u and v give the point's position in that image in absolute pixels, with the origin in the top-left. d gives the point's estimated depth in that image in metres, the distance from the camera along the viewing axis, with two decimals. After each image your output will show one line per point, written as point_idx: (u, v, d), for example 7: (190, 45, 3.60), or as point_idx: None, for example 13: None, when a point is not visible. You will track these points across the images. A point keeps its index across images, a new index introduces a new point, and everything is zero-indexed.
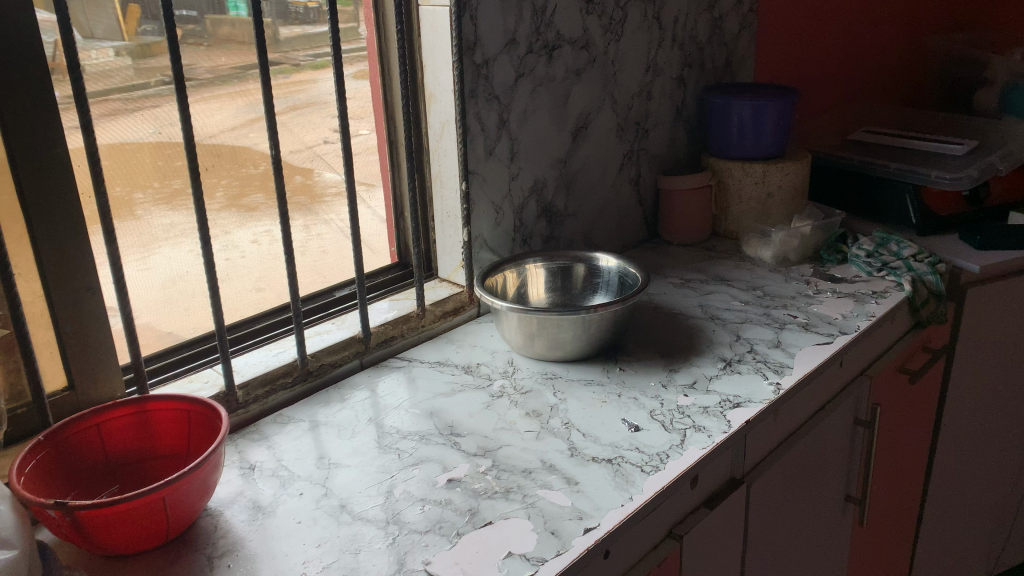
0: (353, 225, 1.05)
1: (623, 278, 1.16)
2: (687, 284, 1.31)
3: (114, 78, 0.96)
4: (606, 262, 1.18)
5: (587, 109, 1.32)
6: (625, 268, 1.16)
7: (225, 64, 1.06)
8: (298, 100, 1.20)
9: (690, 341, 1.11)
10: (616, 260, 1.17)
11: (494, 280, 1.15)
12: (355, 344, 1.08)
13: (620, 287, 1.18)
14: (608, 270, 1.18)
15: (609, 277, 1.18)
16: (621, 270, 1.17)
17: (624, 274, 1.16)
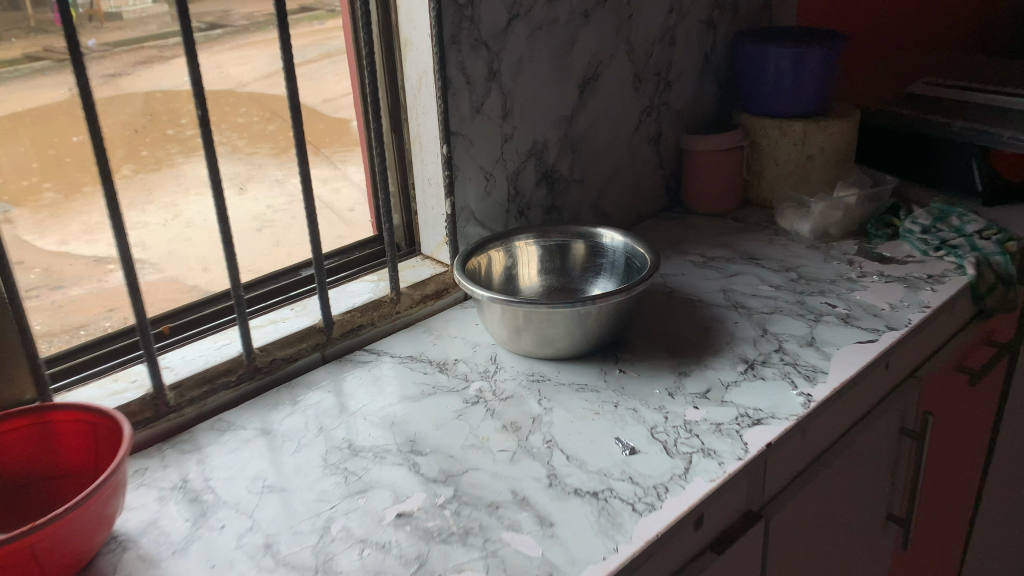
0: (306, 198, 0.89)
1: (630, 262, 0.99)
2: (709, 264, 1.13)
3: (151, 24, 0.91)
4: (611, 239, 1.01)
5: (597, 57, 1.13)
6: (631, 245, 0.98)
7: (260, 10, 0.96)
8: (332, 48, 1.04)
9: (706, 338, 0.94)
10: (623, 237, 1.00)
11: (479, 263, 0.99)
12: (315, 334, 0.94)
13: (626, 270, 1.01)
14: (614, 249, 1.01)
15: (616, 263, 1.02)
16: (627, 248, 0.99)
17: (631, 257, 0.99)
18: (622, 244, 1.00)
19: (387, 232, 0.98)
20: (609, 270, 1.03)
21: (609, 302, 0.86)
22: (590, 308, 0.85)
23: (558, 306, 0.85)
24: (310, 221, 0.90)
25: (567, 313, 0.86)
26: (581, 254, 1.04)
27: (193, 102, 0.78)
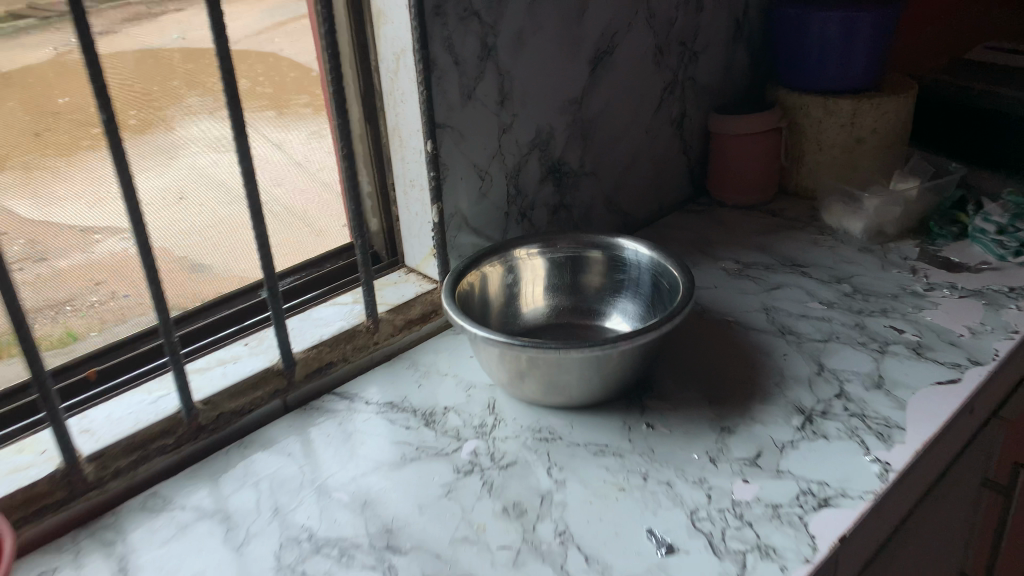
0: (254, 214, 0.71)
1: (656, 281, 0.82)
2: (745, 274, 0.96)
3: None
4: (633, 250, 0.83)
5: (612, 26, 0.94)
6: (657, 259, 0.81)
7: None
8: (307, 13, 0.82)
9: (749, 377, 0.78)
10: (648, 250, 0.82)
11: (476, 282, 0.81)
12: (275, 377, 0.77)
13: (650, 290, 0.83)
14: (635, 263, 0.84)
15: (638, 280, 0.84)
16: (651, 263, 0.82)
17: (657, 275, 0.81)
18: (647, 258, 0.82)
19: (360, 248, 0.81)
20: (629, 287, 0.85)
21: (637, 342, 0.69)
22: (612, 351, 0.68)
23: (574, 349, 0.68)
24: (261, 242, 0.73)
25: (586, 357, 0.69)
26: (597, 266, 0.86)
27: (95, 102, 0.59)
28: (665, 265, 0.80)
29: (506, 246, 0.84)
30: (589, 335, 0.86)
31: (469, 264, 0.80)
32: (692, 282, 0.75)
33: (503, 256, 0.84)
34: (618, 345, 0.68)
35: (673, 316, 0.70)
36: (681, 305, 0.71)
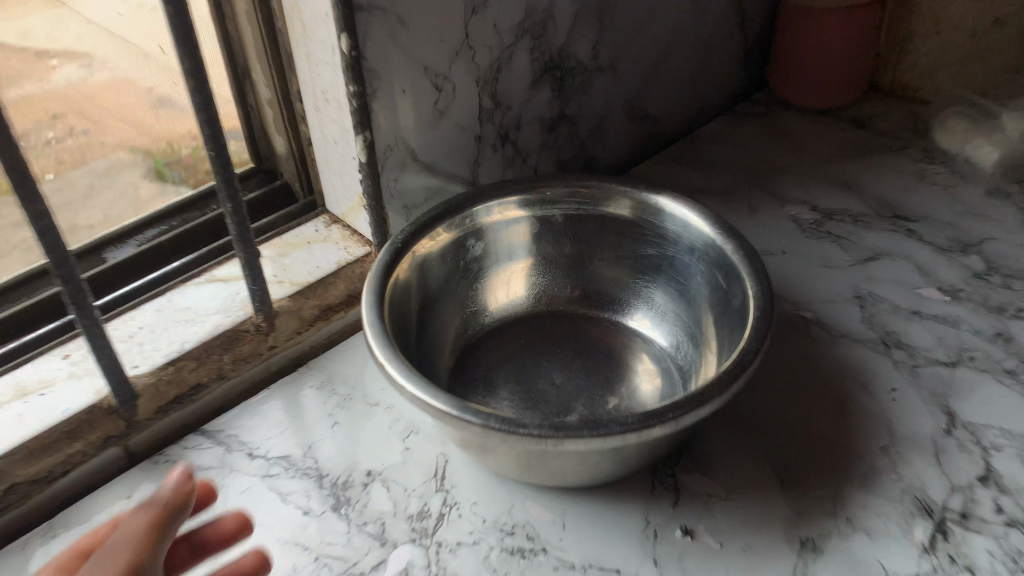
0: (15, 186, 0.40)
1: (707, 272, 0.53)
2: (825, 232, 0.66)
3: None
4: (673, 216, 0.54)
5: None
6: (713, 243, 0.51)
7: None
8: None
9: (840, 437, 0.50)
10: (700, 222, 0.53)
11: (425, 265, 0.52)
12: (105, 420, 0.50)
13: (691, 283, 0.55)
14: (676, 237, 0.55)
15: (677, 261, 0.56)
16: (703, 244, 0.53)
17: (710, 265, 0.52)
18: (695, 234, 0.53)
19: (229, 213, 0.49)
20: (661, 265, 0.57)
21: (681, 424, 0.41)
22: (639, 440, 0.40)
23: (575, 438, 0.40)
24: (41, 230, 0.42)
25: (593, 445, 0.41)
26: (611, 231, 0.58)
27: None
28: (724, 253, 0.51)
29: (474, 201, 0.54)
30: (596, 335, 0.58)
31: (414, 241, 0.51)
32: (770, 302, 0.46)
33: (468, 217, 0.55)
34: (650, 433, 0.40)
35: (739, 375, 0.42)
36: (752, 353, 0.43)
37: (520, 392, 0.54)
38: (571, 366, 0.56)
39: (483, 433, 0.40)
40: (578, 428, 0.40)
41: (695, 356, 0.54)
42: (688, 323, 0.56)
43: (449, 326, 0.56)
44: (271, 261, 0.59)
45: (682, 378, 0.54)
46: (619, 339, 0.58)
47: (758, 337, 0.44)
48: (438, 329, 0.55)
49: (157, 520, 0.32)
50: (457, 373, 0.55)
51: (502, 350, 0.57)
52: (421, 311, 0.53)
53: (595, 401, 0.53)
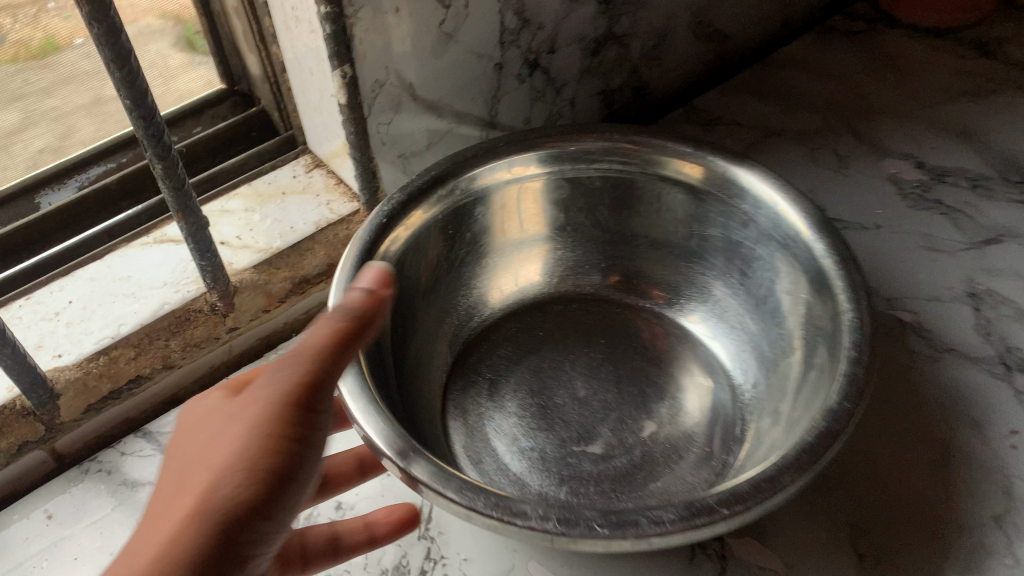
0: None
1: (787, 272, 0.40)
2: (933, 201, 0.52)
3: None
4: (746, 192, 0.41)
5: None
6: (800, 238, 0.39)
7: None
8: None
9: (944, 493, 0.38)
10: (784, 205, 0.40)
11: (417, 245, 0.41)
12: (20, 423, 0.40)
13: (762, 279, 0.43)
14: (749, 220, 0.42)
15: (747, 249, 0.43)
16: (785, 236, 0.40)
17: (791, 265, 0.40)
18: (772, 220, 0.41)
19: (154, 158, 0.36)
20: (725, 250, 0.45)
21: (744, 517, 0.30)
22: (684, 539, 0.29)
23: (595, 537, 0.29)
24: None
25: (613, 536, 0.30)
26: (662, 202, 0.45)
27: None
28: (813, 257, 0.38)
29: (484, 159, 0.43)
30: (639, 330, 0.47)
31: (401, 216, 0.39)
32: (871, 344, 0.34)
33: (478, 181, 0.43)
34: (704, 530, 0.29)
35: (823, 455, 0.30)
36: (842, 421, 0.31)
37: (531, 405, 0.43)
38: (598, 374, 0.45)
39: (467, 515, 0.30)
40: (598, 523, 0.29)
41: (760, 374, 0.43)
42: (754, 330, 0.44)
43: (450, 314, 0.46)
44: (236, 216, 0.48)
45: (740, 402, 0.43)
46: (665, 339, 0.47)
47: (852, 397, 0.32)
48: (435, 319, 0.45)
49: (334, 338, 0.29)
50: (458, 372, 0.45)
51: (516, 345, 0.46)
52: (412, 300, 0.42)
53: (627, 426, 0.42)
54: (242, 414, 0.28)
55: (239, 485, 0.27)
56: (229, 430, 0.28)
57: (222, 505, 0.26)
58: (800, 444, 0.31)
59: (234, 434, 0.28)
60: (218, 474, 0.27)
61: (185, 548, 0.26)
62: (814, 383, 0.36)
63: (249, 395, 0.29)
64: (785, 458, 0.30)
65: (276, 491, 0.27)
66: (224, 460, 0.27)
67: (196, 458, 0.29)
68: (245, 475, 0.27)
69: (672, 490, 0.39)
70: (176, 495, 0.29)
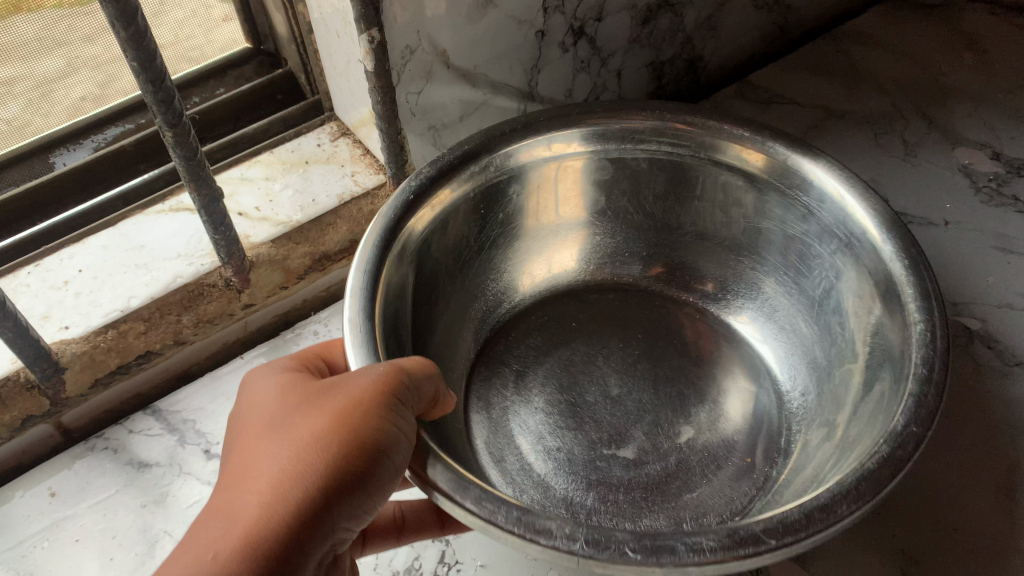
0: None
1: (851, 276, 0.37)
2: (1008, 197, 0.48)
3: None
4: (809, 184, 0.38)
5: None
6: (868, 240, 0.35)
7: None
8: None
9: (1008, 527, 0.35)
10: (847, 198, 0.36)
11: (444, 226, 0.38)
12: (24, 398, 0.39)
13: (820, 280, 0.39)
14: (810, 214, 0.38)
15: (807, 247, 0.40)
16: (851, 235, 0.36)
17: (857, 268, 0.36)
18: (837, 215, 0.37)
19: (162, 125, 0.34)
20: (780, 246, 0.41)
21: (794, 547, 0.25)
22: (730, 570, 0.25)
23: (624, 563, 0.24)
24: None
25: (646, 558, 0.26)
26: (713, 190, 0.42)
27: None
28: (882, 261, 0.34)
29: (521, 135, 0.39)
30: (683, 330, 0.44)
31: (428, 195, 0.36)
32: (944, 359, 0.30)
33: (513, 158, 0.40)
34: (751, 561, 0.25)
35: (887, 486, 0.26)
36: (909, 448, 0.27)
37: (560, 403, 0.40)
38: (634, 373, 0.41)
39: (486, 530, 0.26)
40: (631, 548, 0.25)
41: (812, 384, 0.39)
42: (809, 334, 0.40)
43: (476, 298, 0.43)
44: (256, 185, 0.45)
45: (787, 412, 0.40)
46: (710, 339, 0.43)
47: (921, 421, 0.28)
48: (460, 304, 0.42)
49: (421, 364, 0.29)
50: (483, 363, 0.42)
51: (546, 335, 0.43)
52: (436, 284, 0.39)
53: (662, 430, 0.39)
54: (339, 400, 0.27)
55: (337, 462, 0.26)
56: (317, 407, 0.27)
57: (315, 481, 0.25)
58: (859, 469, 0.27)
59: (334, 417, 0.27)
60: (319, 453, 0.26)
61: (287, 531, 0.24)
62: (875, 403, 0.32)
63: (333, 380, 0.28)
64: (842, 484, 0.26)
65: (368, 480, 0.26)
66: (322, 440, 0.26)
67: (258, 429, 0.27)
68: (350, 462, 0.26)
69: (709, 503, 0.36)
70: (237, 466, 0.26)
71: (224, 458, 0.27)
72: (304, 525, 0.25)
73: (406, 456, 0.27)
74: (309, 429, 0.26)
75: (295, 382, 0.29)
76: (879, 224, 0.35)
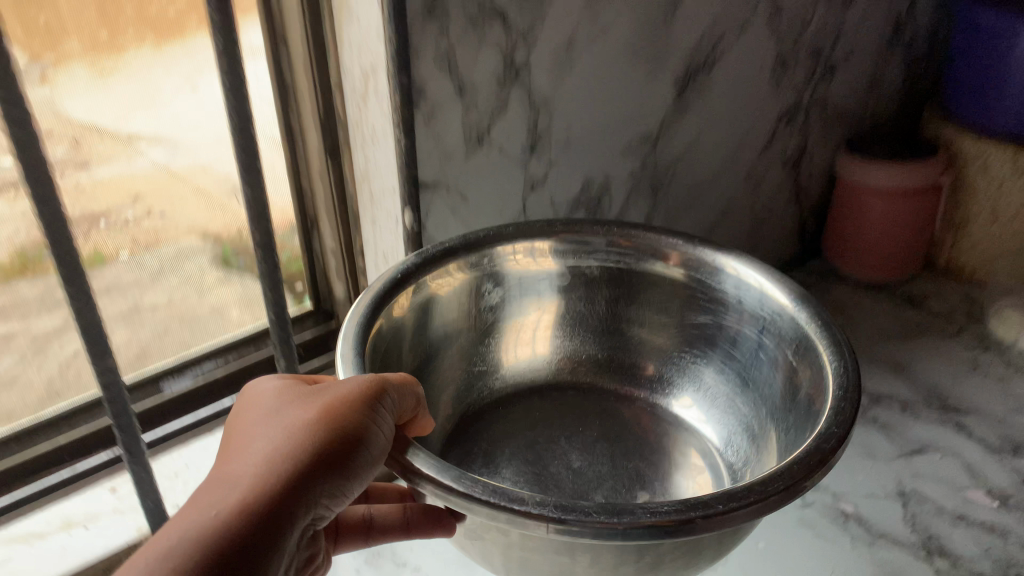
0: (89, 345, 0.42)
1: (771, 341, 0.50)
2: (871, 419, 0.65)
3: None
4: (732, 276, 0.51)
5: (718, 23, 0.61)
6: (786, 311, 0.48)
7: None
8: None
9: None
10: (763, 282, 0.49)
11: (439, 300, 0.50)
12: None
13: (748, 357, 0.52)
14: (735, 302, 0.51)
15: (734, 331, 0.52)
16: (771, 313, 0.49)
17: (778, 337, 0.49)
18: (758, 298, 0.50)
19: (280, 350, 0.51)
20: (718, 337, 0.54)
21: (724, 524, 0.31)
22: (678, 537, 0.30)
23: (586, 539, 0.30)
24: (104, 383, 0.44)
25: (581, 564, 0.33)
26: (656, 291, 0.54)
27: None
28: (796, 325, 0.47)
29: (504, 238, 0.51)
30: (628, 418, 0.55)
31: (433, 264, 0.48)
32: (856, 376, 0.41)
33: (494, 259, 0.52)
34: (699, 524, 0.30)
35: (817, 466, 0.33)
36: (833, 442, 0.35)
37: (526, 473, 0.50)
38: (592, 451, 0.52)
39: (468, 504, 0.31)
40: (594, 510, 0.30)
41: (750, 449, 0.51)
42: (745, 410, 0.52)
43: (453, 375, 0.53)
44: None
45: (734, 477, 0.51)
46: (656, 425, 0.55)
47: (842, 424, 0.36)
48: (447, 377, 0.52)
49: (402, 381, 0.38)
50: (456, 446, 0.52)
51: (520, 424, 0.54)
52: (426, 351, 0.50)
53: (621, 494, 0.49)
54: (330, 398, 0.35)
55: (323, 444, 0.33)
56: (313, 403, 0.35)
57: (303, 457, 0.33)
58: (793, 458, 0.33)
59: (324, 410, 0.34)
60: (306, 436, 0.33)
61: (277, 491, 0.32)
62: (803, 422, 0.44)
63: (327, 386, 0.36)
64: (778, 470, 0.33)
65: (348, 461, 0.34)
66: (314, 426, 0.34)
67: (264, 422, 0.35)
68: (328, 443, 0.33)
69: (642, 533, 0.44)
70: (246, 446, 0.34)
71: (236, 439, 0.35)
72: (287, 485, 0.32)
73: (383, 448, 0.35)
74: (304, 419, 0.34)
75: (298, 390, 0.38)
76: (789, 294, 0.48)
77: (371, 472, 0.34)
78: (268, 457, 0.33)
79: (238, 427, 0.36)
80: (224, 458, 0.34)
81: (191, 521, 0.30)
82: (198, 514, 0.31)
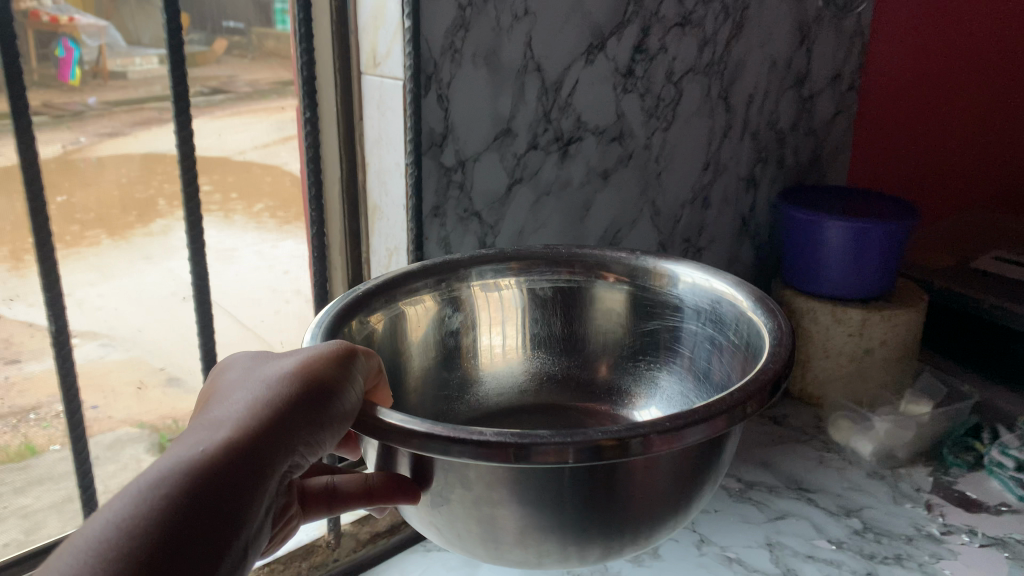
0: None
1: (706, 327, 0.68)
2: (747, 496, 0.89)
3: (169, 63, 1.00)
4: (670, 281, 0.70)
5: (617, 220, 0.90)
6: (714, 299, 0.67)
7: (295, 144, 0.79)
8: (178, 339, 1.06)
9: None
10: (692, 282, 0.68)
11: (426, 307, 0.67)
12: None
13: (691, 350, 0.71)
14: (675, 307, 0.70)
15: (677, 331, 0.71)
16: (702, 304, 0.68)
17: (710, 322, 0.68)
18: (690, 297, 0.69)
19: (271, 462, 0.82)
20: (665, 342, 0.72)
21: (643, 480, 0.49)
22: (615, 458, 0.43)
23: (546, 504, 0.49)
24: None
25: (530, 535, 0.50)
26: (603, 306, 0.73)
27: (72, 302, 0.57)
28: (724, 306, 0.66)
29: (474, 267, 0.69)
30: (595, 422, 0.72)
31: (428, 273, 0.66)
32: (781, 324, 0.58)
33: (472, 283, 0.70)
34: (640, 446, 0.43)
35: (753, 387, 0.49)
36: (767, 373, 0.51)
37: None
38: None
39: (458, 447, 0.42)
40: (547, 437, 0.42)
41: None
42: (698, 397, 0.70)
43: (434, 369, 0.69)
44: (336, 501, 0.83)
45: None
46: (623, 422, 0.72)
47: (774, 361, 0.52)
48: (424, 375, 0.69)
49: (364, 353, 0.49)
50: None
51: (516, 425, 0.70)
52: (418, 347, 0.67)
53: None
54: (307, 357, 0.46)
55: (303, 388, 0.44)
56: (292, 361, 0.46)
57: (286, 396, 0.43)
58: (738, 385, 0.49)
59: (303, 364, 0.45)
60: (290, 381, 0.44)
61: (268, 420, 0.42)
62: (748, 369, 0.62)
63: (303, 351, 0.47)
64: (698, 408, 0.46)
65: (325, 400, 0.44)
66: (295, 375, 0.44)
67: (251, 379, 0.46)
68: (303, 394, 0.43)
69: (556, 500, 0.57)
70: (235, 396, 0.44)
71: (226, 392, 0.45)
72: (268, 425, 0.41)
73: (354, 395, 0.46)
74: (285, 370, 0.45)
75: (270, 358, 0.48)
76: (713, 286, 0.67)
77: (341, 421, 0.44)
78: (252, 401, 0.43)
79: (225, 386, 0.46)
80: (209, 408, 0.44)
81: (187, 448, 0.39)
82: (203, 438, 0.40)
